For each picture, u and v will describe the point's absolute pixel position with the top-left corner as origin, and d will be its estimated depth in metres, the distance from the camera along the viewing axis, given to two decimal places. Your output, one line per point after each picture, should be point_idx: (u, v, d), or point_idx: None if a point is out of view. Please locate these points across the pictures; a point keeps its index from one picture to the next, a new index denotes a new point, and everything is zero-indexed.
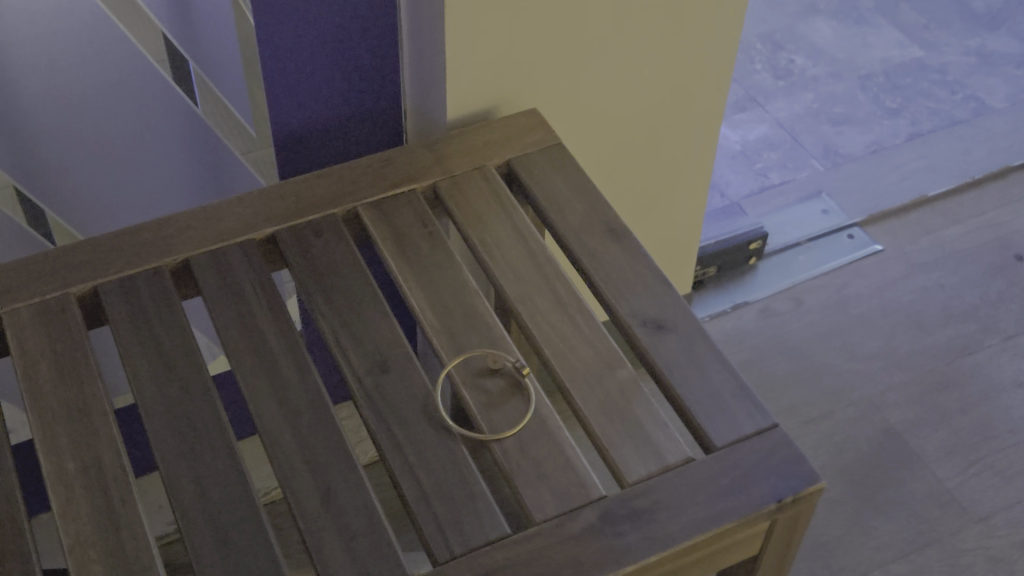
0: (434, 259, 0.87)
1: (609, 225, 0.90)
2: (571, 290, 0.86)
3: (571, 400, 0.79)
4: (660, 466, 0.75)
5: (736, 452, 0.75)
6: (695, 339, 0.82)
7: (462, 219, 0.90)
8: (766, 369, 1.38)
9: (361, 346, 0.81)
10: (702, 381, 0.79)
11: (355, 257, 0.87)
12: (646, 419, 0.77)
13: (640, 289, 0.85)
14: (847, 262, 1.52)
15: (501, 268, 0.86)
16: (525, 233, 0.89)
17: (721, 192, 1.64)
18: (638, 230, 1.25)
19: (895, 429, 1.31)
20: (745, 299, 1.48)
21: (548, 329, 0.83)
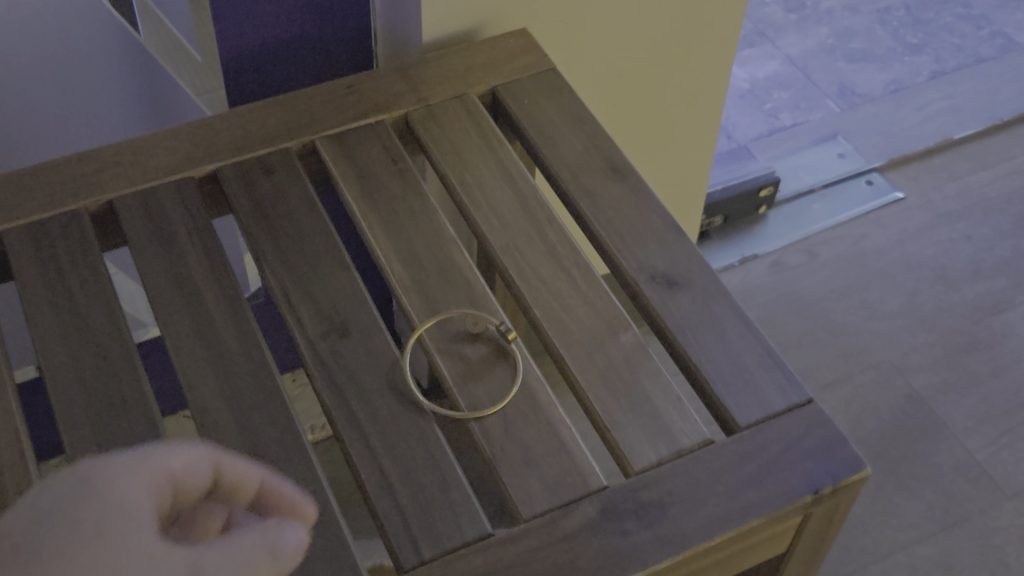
0: (405, 201, 0.74)
1: (611, 163, 0.77)
2: (566, 238, 0.72)
3: (565, 369, 0.66)
4: (673, 450, 0.62)
5: (763, 433, 0.63)
6: (713, 297, 0.69)
7: (439, 155, 0.76)
8: (778, 329, 1.26)
9: (316, 305, 0.68)
10: (722, 347, 0.67)
11: (311, 198, 0.74)
12: (655, 393, 0.65)
13: (647, 238, 0.72)
14: (866, 212, 1.39)
15: (484, 213, 0.73)
16: (513, 172, 0.76)
17: (727, 134, 1.51)
18: (640, 169, 1.12)
19: (919, 395, 1.19)
20: (754, 252, 1.35)
21: (540, 284, 0.70)
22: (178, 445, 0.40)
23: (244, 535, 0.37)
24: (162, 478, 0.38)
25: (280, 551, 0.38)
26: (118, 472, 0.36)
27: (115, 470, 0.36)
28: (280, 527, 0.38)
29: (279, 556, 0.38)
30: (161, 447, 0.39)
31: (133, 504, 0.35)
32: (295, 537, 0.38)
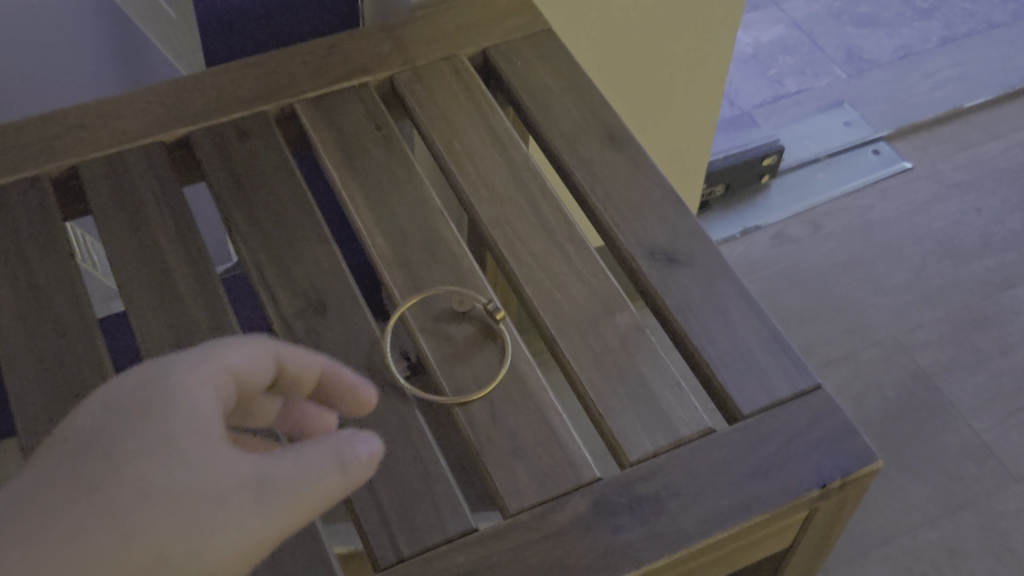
0: (388, 169, 0.69)
1: (609, 130, 0.72)
2: (559, 210, 0.68)
3: (558, 352, 0.62)
4: (671, 440, 0.58)
5: (768, 423, 0.59)
6: (715, 275, 0.65)
7: (426, 121, 0.72)
8: (780, 304, 1.22)
9: (292, 280, 0.64)
10: (725, 329, 0.62)
11: (289, 165, 0.69)
12: (652, 377, 0.61)
13: (646, 211, 0.68)
14: (873, 182, 1.34)
15: (473, 183, 0.69)
16: (504, 139, 0.72)
17: (730, 101, 1.46)
18: (639, 135, 1.07)
19: (925, 373, 1.15)
20: (756, 223, 1.31)
21: (531, 260, 0.65)
22: (241, 343, 0.43)
23: (313, 451, 0.40)
24: (231, 379, 0.42)
25: (349, 468, 0.40)
26: (187, 378, 0.39)
27: (185, 374, 0.40)
28: (352, 439, 0.41)
29: (347, 473, 0.40)
30: (227, 346, 0.42)
31: (203, 409, 0.39)
32: (365, 453, 0.40)
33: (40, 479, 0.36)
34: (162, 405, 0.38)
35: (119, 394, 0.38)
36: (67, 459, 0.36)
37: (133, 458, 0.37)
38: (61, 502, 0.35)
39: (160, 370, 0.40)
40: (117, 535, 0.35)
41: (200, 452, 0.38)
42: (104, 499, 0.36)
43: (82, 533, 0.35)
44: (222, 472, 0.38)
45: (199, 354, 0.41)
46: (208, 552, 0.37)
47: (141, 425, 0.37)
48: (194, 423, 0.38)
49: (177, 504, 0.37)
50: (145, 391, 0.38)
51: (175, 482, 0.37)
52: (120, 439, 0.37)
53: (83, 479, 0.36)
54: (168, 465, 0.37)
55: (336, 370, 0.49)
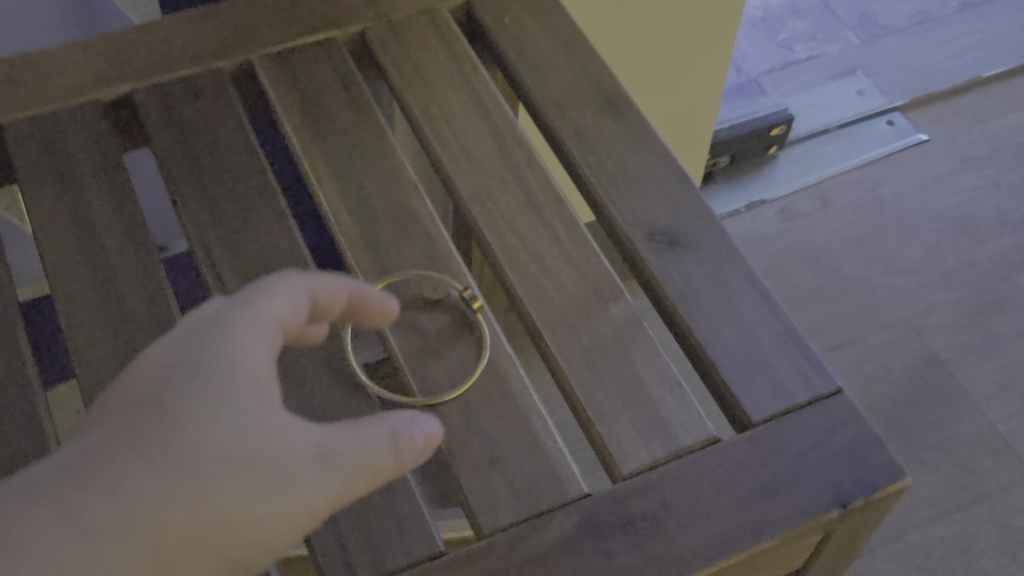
0: (357, 134, 0.61)
1: (605, 95, 0.65)
2: (549, 185, 0.60)
3: (543, 348, 0.55)
4: (671, 451, 0.51)
5: (781, 431, 0.51)
6: (722, 260, 0.58)
7: (400, 81, 0.64)
8: (785, 283, 1.14)
9: (243, 261, 0.56)
10: (733, 322, 0.55)
11: (245, 128, 0.61)
12: (649, 377, 0.53)
13: (646, 187, 0.60)
14: (886, 154, 1.27)
15: (452, 151, 0.61)
16: (488, 102, 0.64)
17: (736, 66, 1.38)
18: (638, 100, 0.99)
19: (938, 359, 1.08)
20: (762, 197, 1.23)
21: (515, 241, 0.58)
22: (278, 282, 0.42)
23: (372, 426, 0.40)
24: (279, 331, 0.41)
25: (409, 449, 0.40)
26: (244, 339, 0.39)
27: (241, 334, 0.39)
28: (409, 422, 0.41)
29: (405, 452, 0.40)
30: (269, 289, 0.41)
31: (260, 370, 0.38)
32: (423, 436, 0.40)
33: (106, 438, 0.36)
34: (222, 362, 0.38)
35: (176, 354, 0.39)
36: (132, 417, 0.37)
37: (195, 415, 0.36)
38: (129, 458, 0.35)
39: (214, 325, 0.39)
40: (183, 492, 0.35)
41: (262, 412, 0.38)
42: (171, 457, 0.35)
43: (151, 491, 0.34)
44: (286, 432, 0.38)
45: (247, 304, 0.40)
46: (273, 519, 0.36)
47: (202, 384, 0.37)
48: (256, 380, 0.38)
49: (241, 469, 0.36)
50: (202, 348, 0.38)
51: (240, 440, 0.37)
52: (183, 398, 0.37)
53: (148, 437, 0.36)
54: (232, 423, 0.37)
55: (361, 292, 0.47)
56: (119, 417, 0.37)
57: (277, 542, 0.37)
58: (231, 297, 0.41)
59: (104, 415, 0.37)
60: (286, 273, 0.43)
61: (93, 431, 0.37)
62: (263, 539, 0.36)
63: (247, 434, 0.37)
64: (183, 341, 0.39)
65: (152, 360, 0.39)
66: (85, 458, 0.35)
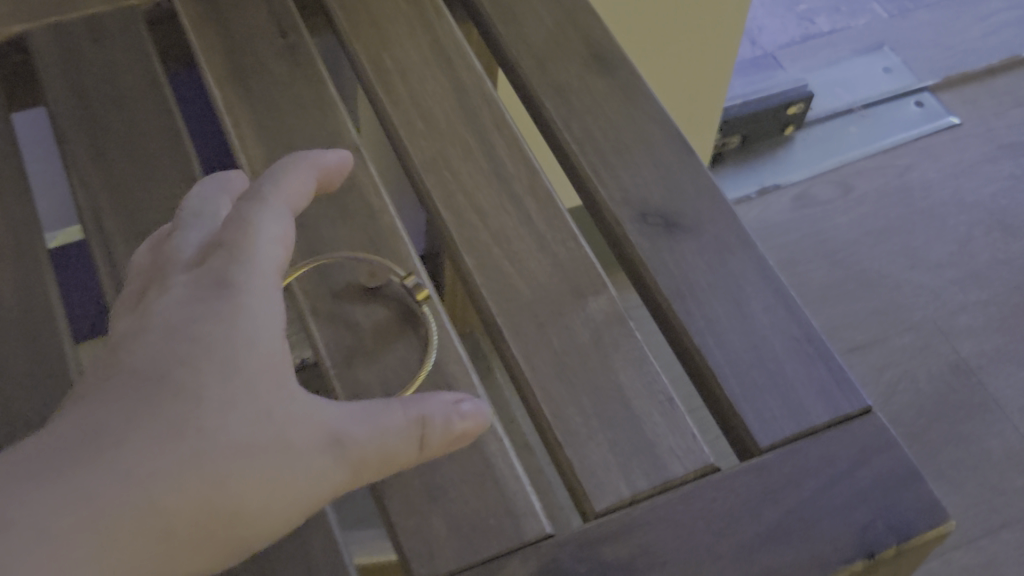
0: (292, 88, 0.51)
1: (593, 47, 0.54)
2: (520, 153, 0.50)
3: (503, 350, 0.44)
4: (657, 484, 0.41)
5: (794, 460, 0.41)
6: (727, 247, 0.47)
7: (348, 28, 0.54)
8: (800, 277, 1.04)
9: (139, 234, 0.46)
10: (739, 323, 0.45)
11: (157, 77, 0.51)
12: (632, 390, 0.43)
13: (639, 158, 0.50)
14: (914, 138, 1.16)
15: (405, 109, 0.51)
16: (451, 51, 0.53)
17: (752, 39, 1.27)
18: (639, 69, 0.89)
19: (968, 364, 0.97)
20: (776, 182, 1.13)
21: (475, 219, 0.48)
22: (272, 219, 0.36)
23: (398, 409, 0.35)
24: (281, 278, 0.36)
25: (439, 435, 0.35)
26: (262, 305, 0.34)
27: (260, 299, 0.34)
28: (447, 409, 0.36)
29: (435, 437, 0.35)
30: (268, 230, 0.36)
31: (276, 343, 0.33)
32: (456, 421, 0.35)
33: (101, 402, 0.31)
34: (231, 322, 0.33)
35: (179, 307, 0.33)
36: (124, 389, 0.31)
37: (202, 389, 0.31)
38: (125, 433, 0.30)
39: (218, 279, 0.34)
40: (186, 477, 0.30)
41: (274, 384, 0.33)
42: (173, 436, 0.30)
43: (150, 474, 0.30)
44: (300, 416, 0.33)
45: (257, 254, 0.35)
46: (278, 507, 0.32)
47: (208, 347, 0.32)
48: (267, 346, 0.33)
49: (247, 462, 0.31)
50: (210, 303, 0.33)
51: (251, 419, 0.32)
52: (188, 363, 0.32)
53: (147, 409, 0.31)
54: (242, 399, 0.32)
55: (319, 163, 0.40)
56: (113, 377, 0.32)
57: (279, 528, 0.33)
58: (228, 241, 0.35)
59: (97, 375, 0.32)
60: (273, 202, 0.37)
61: (86, 392, 0.31)
62: (266, 523, 0.32)
63: (259, 408, 0.32)
64: (185, 292, 0.34)
65: (153, 312, 0.34)
66: (76, 430, 0.30)
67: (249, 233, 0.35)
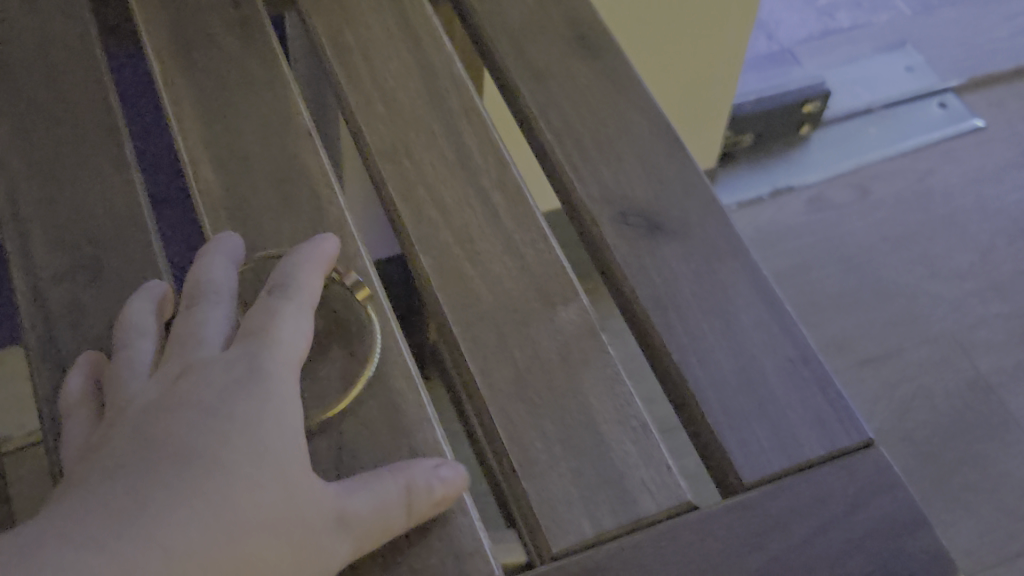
0: (241, 65, 0.46)
1: (578, 28, 0.49)
2: (490, 144, 0.45)
3: (458, 364, 0.39)
4: (625, 522, 0.35)
5: (781, 499, 0.36)
6: (716, 254, 0.42)
7: (309, 3, 0.49)
8: (810, 285, 0.98)
9: (57, 223, 0.41)
10: (726, 341, 0.39)
11: (93, 52, 0.46)
12: (601, 413, 0.38)
13: (623, 151, 0.45)
14: (935, 140, 1.10)
15: (365, 92, 0.46)
16: (419, 31, 0.48)
17: (768, 33, 1.22)
18: (636, 57, 0.84)
19: (987, 382, 0.91)
20: (789, 183, 1.07)
21: (435, 215, 0.42)
22: (290, 315, 0.35)
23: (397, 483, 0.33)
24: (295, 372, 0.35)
25: (424, 501, 0.33)
26: (283, 388, 0.32)
27: (281, 381, 0.33)
28: (431, 470, 0.34)
29: (425, 503, 0.33)
30: (285, 324, 0.35)
31: (297, 424, 0.32)
32: (441, 486, 0.33)
33: (129, 476, 0.29)
34: (263, 400, 0.32)
35: (206, 384, 0.32)
36: (150, 463, 0.29)
37: (233, 459, 0.30)
38: (155, 500, 0.28)
39: (241, 362, 0.33)
40: (216, 550, 0.28)
41: (301, 464, 0.31)
42: (196, 502, 0.28)
43: (184, 545, 0.28)
44: (317, 495, 0.31)
45: (277, 342, 0.34)
46: None
47: (241, 422, 0.31)
48: (296, 429, 0.32)
49: (267, 537, 0.29)
50: (241, 381, 0.32)
51: (277, 495, 0.30)
52: (217, 437, 0.30)
53: (178, 480, 0.29)
54: (267, 470, 0.30)
55: (325, 254, 0.38)
56: (139, 454, 0.30)
57: None
58: (257, 330, 0.34)
59: (120, 448, 0.30)
60: (299, 298, 0.36)
61: (109, 467, 0.30)
62: None
63: (280, 485, 0.30)
64: (212, 370, 0.32)
65: (179, 388, 0.32)
66: (103, 503, 0.28)
67: (272, 323, 0.34)
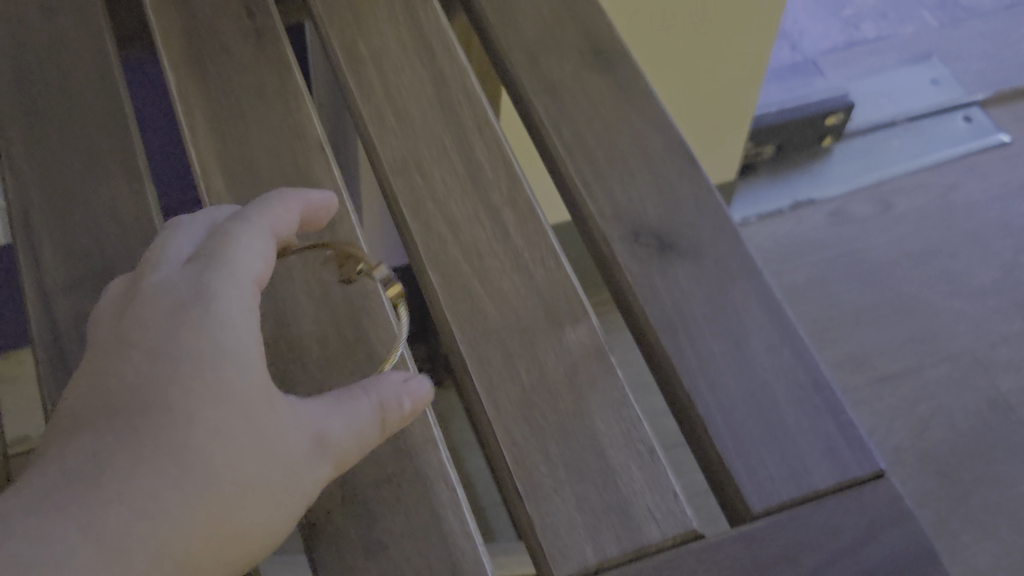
0: (253, 75, 0.46)
1: (594, 42, 0.49)
2: (501, 158, 0.45)
3: (465, 384, 0.39)
4: (630, 550, 0.34)
5: (788, 531, 0.35)
6: (727, 275, 0.41)
7: (323, 13, 0.49)
8: (829, 300, 0.97)
9: (67, 234, 0.41)
10: (735, 363, 0.39)
11: (107, 58, 0.46)
12: (606, 434, 0.37)
13: (635, 168, 0.44)
14: (959, 154, 1.09)
15: (376, 104, 0.46)
16: (434, 40, 0.48)
17: (792, 43, 1.21)
18: (653, 66, 0.83)
19: (1007, 401, 0.90)
20: (811, 196, 1.06)
21: (444, 230, 0.42)
22: (249, 233, 0.35)
23: (358, 394, 0.33)
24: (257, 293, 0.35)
25: (397, 417, 0.33)
26: (240, 312, 0.32)
27: (238, 305, 0.32)
28: (400, 391, 0.34)
29: (397, 419, 0.34)
30: (245, 241, 0.34)
31: (256, 350, 0.32)
32: (412, 403, 0.34)
33: (97, 437, 0.30)
34: (209, 326, 0.31)
35: (162, 319, 0.32)
36: (115, 425, 0.30)
37: (183, 401, 0.30)
38: (124, 463, 0.29)
39: (197, 291, 0.33)
40: (195, 503, 0.29)
41: (264, 393, 0.31)
42: (169, 462, 0.29)
43: (158, 496, 0.28)
44: (287, 423, 0.32)
45: (234, 261, 0.33)
46: (281, 522, 0.31)
47: (201, 365, 0.31)
48: (254, 354, 0.32)
49: (245, 481, 0.30)
50: (185, 312, 0.32)
51: (248, 438, 0.30)
52: (167, 381, 0.30)
53: (137, 435, 0.29)
54: (232, 411, 0.30)
55: (307, 201, 0.38)
56: (100, 409, 0.30)
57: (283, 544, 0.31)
58: (212, 252, 0.34)
59: (85, 403, 0.31)
60: (259, 219, 0.36)
61: (80, 426, 0.30)
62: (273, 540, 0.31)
63: (249, 423, 0.31)
64: (169, 301, 0.32)
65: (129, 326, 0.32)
66: (73, 469, 0.29)
67: (233, 245, 0.34)
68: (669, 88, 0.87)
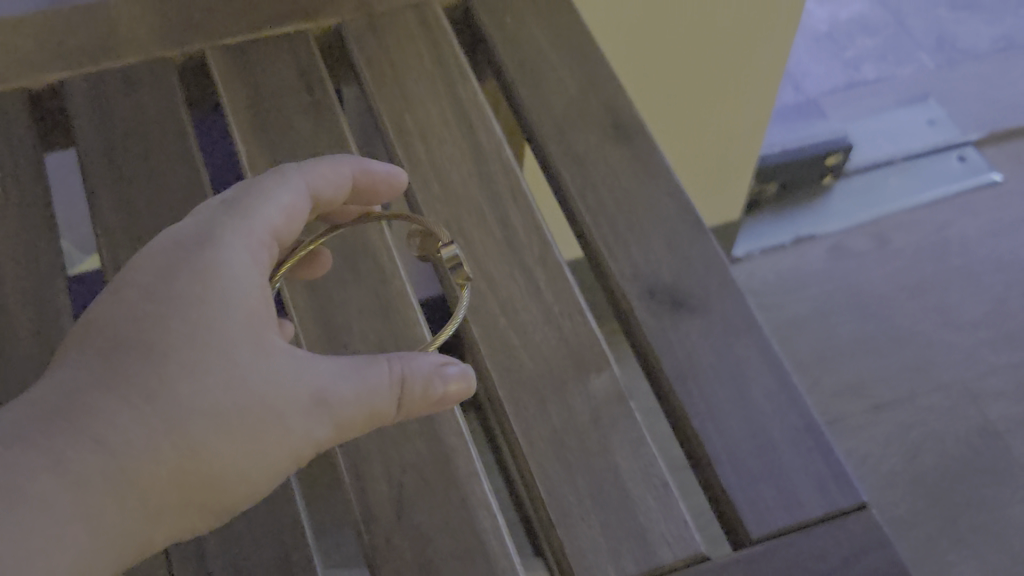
0: (314, 146, 0.52)
1: (615, 116, 0.55)
2: (533, 221, 0.51)
3: (505, 425, 0.45)
4: (646, 569, 0.40)
5: (782, 555, 0.41)
6: (732, 331, 0.47)
7: (374, 89, 0.55)
8: (828, 331, 1.03)
9: None
10: (738, 408, 0.45)
11: (184, 129, 0.52)
12: (626, 468, 0.43)
13: (652, 232, 0.50)
14: (954, 192, 1.15)
15: (422, 172, 0.52)
16: (472, 113, 0.54)
17: (795, 84, 1.27)
18: (660, 113, 0.89)
19: (996, 428, 0.95)
20: (812, 231, 1.12)
21: (484, 287, 0.48)
22: (278, 190, 0.42)
23: (375, 368, 0.39)
24: (273, 240, 0.42)
25: (419, 394, 0.38)
26: (241, 266, 0.39)
27: (241, 260, 0.39)
28: (431, 376, 0.39)
29: (419, 397, 0.39)
30: (270, 198, 0.42)
31: (252, 308, 0.38)
32: (442, 386, 0.39)
33: (102, 359, 0.37)
34: (210, 278, 0.38)
35: (168, 258, 0.39)
36: (115, 351, 0.37)
37: (174, 354, 0.37)
38: (113, 394, 0.36)
39: (205, 238, 0.39)
40: (162, 438, 0.36)
41: (254, 349, 0.38)
42: (142, 401, 0.36)
43: (128, 432, 0.36)
44: (278, 377, 0.38)
45: (247, 219, 0.40)
46: (261, 463, 0.38)
47: (190, 312, 0.37)
48: (245, 308, 0.38)
49: (223, 425, 0.37)
50: (188, 256, 0.39)
51: (234, 390, 0.37)
52: (161, 320, 0.37)
53: (129, 373, 0.37)
54: (216, 360, 0.37)
55: (365, 167, 0.46)
56: (108, 327, 0.38)
57: (268, 476, 0.38)
58: (235, 203, 0.41)
59: (98, 315, 0.38)
60: (294, 179, 0.43)
61: (90, 336, 0.38)
62: (250, 471, 0.38)
63: (232, 373, 0.37)
64: (182, 241, 0.39)
65: (138, 261, 0.39)
66: (76, 385, 0.37)
67: (252, 207, 0.41)
68: (676, 133, 0.93)
